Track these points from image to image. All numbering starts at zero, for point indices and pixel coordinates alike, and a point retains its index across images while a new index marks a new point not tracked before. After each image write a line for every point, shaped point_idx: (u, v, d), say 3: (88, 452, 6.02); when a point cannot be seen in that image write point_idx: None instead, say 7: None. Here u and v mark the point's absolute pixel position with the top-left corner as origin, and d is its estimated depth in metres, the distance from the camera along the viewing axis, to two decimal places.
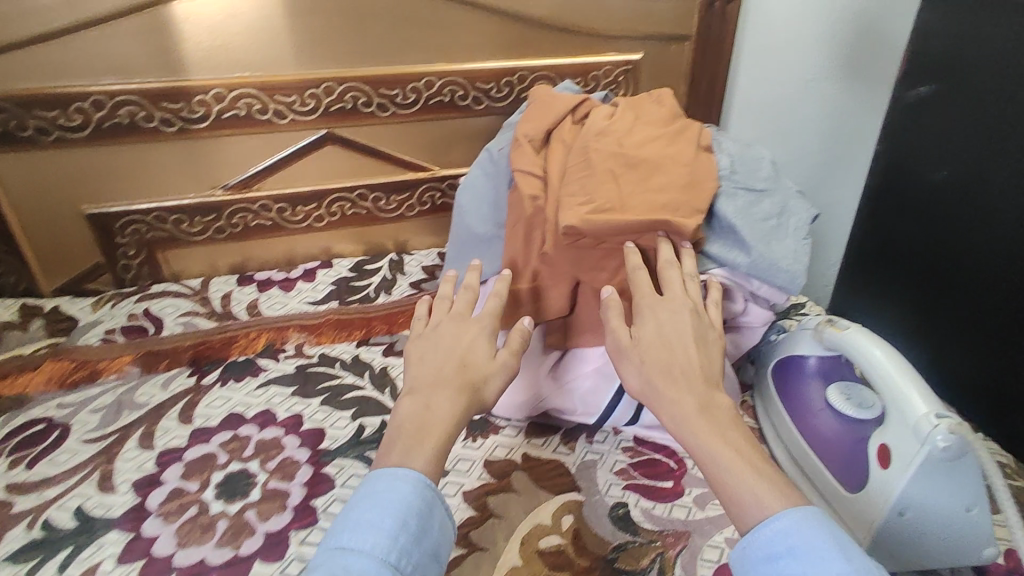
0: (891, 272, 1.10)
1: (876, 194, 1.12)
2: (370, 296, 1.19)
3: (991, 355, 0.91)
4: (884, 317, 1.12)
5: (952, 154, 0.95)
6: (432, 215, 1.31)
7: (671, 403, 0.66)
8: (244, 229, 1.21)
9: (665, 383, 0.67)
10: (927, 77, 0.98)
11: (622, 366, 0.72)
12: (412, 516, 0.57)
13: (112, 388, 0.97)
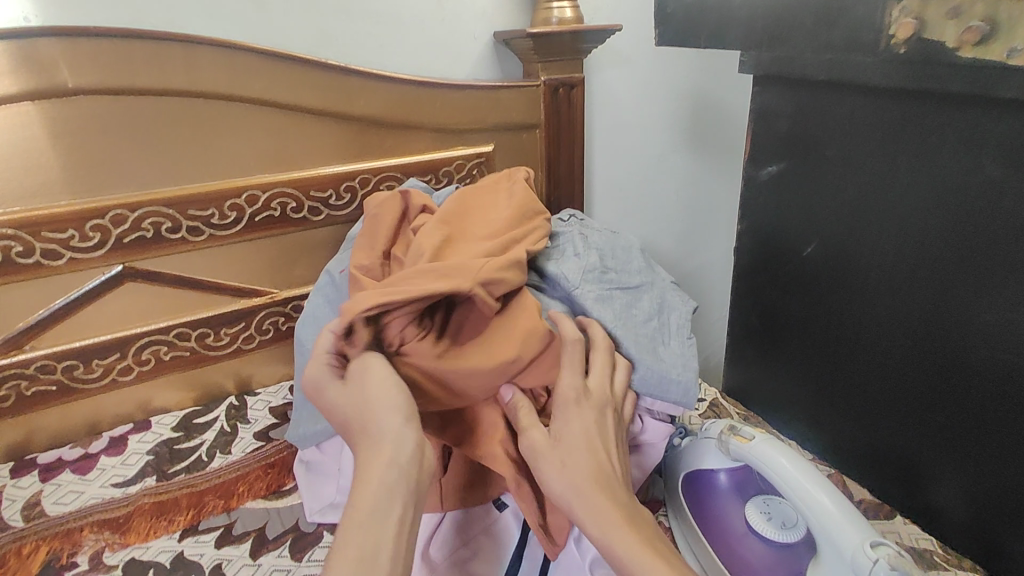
0: (777, 348, 1.09)
1: (748, 271, 1.11)
2: (201, 461, 0.95)
3: (891, 428, 0.90)
4: (787, 391, 1.09)
5: (814, 230, 0.96)
6: (278, 343, 1.11)
7: (590, 511, 0.57)
8: (17, 399, 0.94)
9: (591, 487, 0.58)
10: (774, 156, 1.00)
11: (541, 469, 0.60)
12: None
13: None
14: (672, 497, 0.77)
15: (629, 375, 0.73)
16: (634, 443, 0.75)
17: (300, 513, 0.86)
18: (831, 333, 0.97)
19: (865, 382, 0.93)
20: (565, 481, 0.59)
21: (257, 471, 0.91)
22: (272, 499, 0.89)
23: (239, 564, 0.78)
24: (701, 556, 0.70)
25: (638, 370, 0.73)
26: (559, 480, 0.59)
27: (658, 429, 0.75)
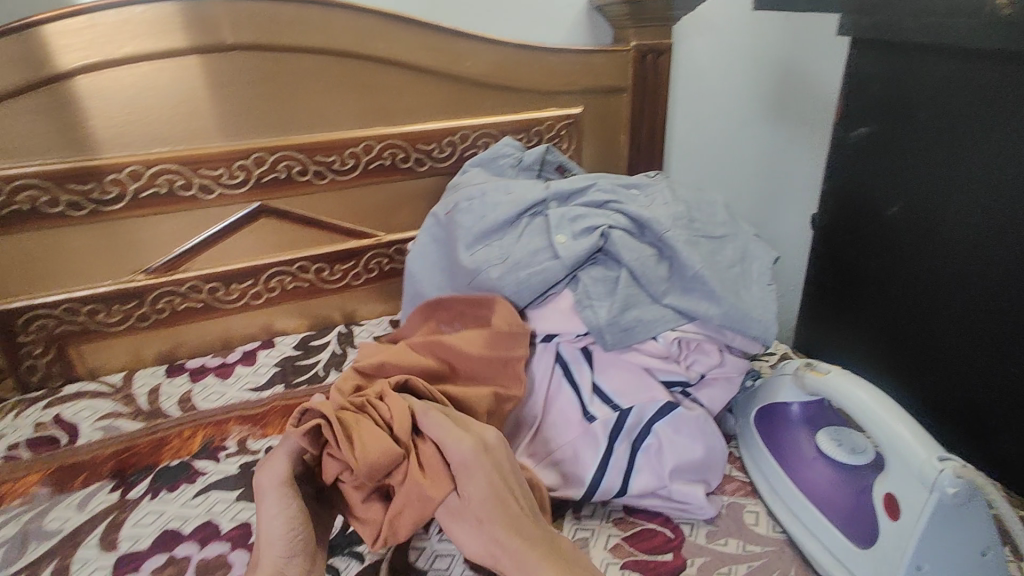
0: (857, 305, 1.13)
1: (834, 231, 1.16)
2: (319, 374, 1.09)
3: (964, 380, 0.93)
4: (865, 347, 1.13)
5: (902, 188, 0.99)
6: (380, 281, 1.24)
7: (507, 554, 0.57)
8: (171, 314, 1.10)
9: (501, 530, 0.59)
10: (867, 117, 1.04)
11: (456, 532, 0.61)
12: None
13: (17, 517, 0.83)
14: (745, 430, 0.85)
15: (713, 310, 0.80)
16: (712, 376, 0.82)
17: None
18: (914, 293, 1.00)
19: (942, 336, 0.96)
20: (474, 534, 0.60)
21: None
22: None
23: None
24: (771, 477, 0.77)
25: (722, 306, 0.80)
26: (473, 527, 0.60)
27: (734, 363, 0.83)
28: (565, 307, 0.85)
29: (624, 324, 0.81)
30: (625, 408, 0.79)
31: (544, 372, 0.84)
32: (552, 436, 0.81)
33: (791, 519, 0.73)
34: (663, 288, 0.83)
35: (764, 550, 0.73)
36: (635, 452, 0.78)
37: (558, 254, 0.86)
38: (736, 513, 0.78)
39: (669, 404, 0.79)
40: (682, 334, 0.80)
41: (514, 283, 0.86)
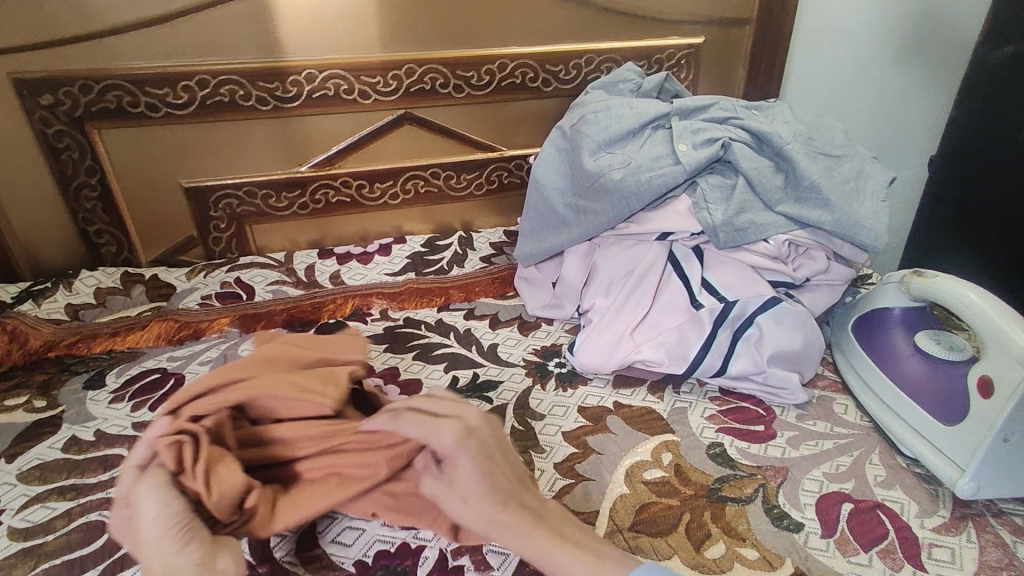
0: (981, 229, 1.16)
1: (965, 156, 1.18)
2: (445, 268, 1.23)
3: None
4: (985, 270, 1.16)
5: None
6: (497, 194, 1.36)
7: (503, 525, 0.60)
8: (325, 205, 1.27)
9: (494, 508, 0.61)
10: (1011, 38, 1.06)
11: (448, 507, 0.63)
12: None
13: (216, 344, 1.02)
14: (840, 335, 0.92)
15: (826, 217, 0.88)
16: (817, 281, 0.92)
17: (520, 310, 1.11)
18: None
19: None
20: (471, 508, 0.62)
21: (486, 279, 1.17)
22: (499, 299, 1.14)
23: (484, 331, 1.05)
24: (863, 371, 0.85)
25: (835, 214, 0.88)
26: (467, 500, 0.63)
27: (839, 271, 0.92)
28: (683, 209, 0.93)
29: (738, 225, 0.89)
30: (730, 300, 0.88)
31: (657, 266, 0.94)
32: (658, 320, 0.91)
33: (881, 407, 0.81)
34: (777, 197, 0.90)
35: (851, 432, 0.81)
36: (736, 338, 0.87)
37: (680, 160, 0.93)
38: (826, 403, 0.86)
39: (773, 299, 0.87)
40: (795, 237, 0.89)
41: (635, 184, 0.93)
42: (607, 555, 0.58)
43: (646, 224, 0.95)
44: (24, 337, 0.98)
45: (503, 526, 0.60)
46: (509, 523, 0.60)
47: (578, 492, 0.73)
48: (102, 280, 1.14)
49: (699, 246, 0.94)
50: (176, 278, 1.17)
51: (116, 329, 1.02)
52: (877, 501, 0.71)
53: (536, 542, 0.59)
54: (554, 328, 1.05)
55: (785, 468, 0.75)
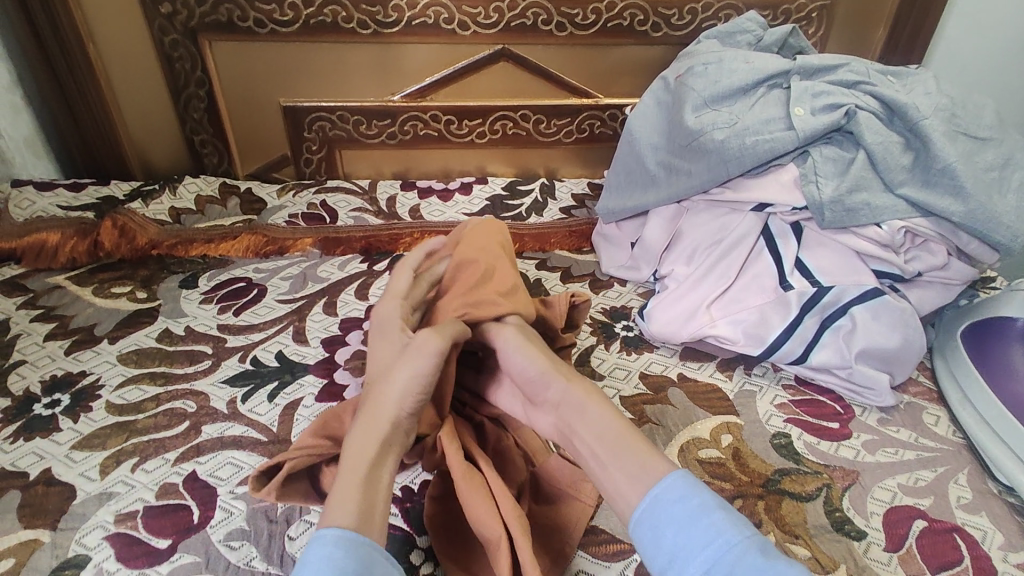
0: None
1: None
2: (523, 215, 1.20)
3: None
4: None
5: None
6: (587, 144, 1.31)
7: (580, 431, 0.60)
8: (413, 137, 1.26)
9: (566, 412, 0.62)
10: None
11: (532, 414, 0.67)
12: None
13: (298, 263, 1.06)
14: (944, 341, 0.84)
15: (956, 207, 0.78)
16: (930, 278, 0.83)
17: (595, 267, 1.08)
18: None
19: None
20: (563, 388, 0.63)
21: (563, 232, 1.14)
22: (574, 254, 1.11)
23: (554, 284, 1.03)
24: (966, 383, 0.77)
25: (967, 204, 0.77)
26: (566, 386, 0.63)
27: (959, 269, 0.82)
28: (788, 180, 0.85)
29: (848, 204, 0.80)
30: (825, 286, 0.81)
31: (748, 239, 0.87)
32: (740, 297, 0.85)
33: (979, 424, 0.73)
34: (901, 178, 0.80)
35: (939, 447, 0.74)
36: (824, 328, 0.80)
37: (793, 125, 0.85)
38: (914, 411, 0.79)
39: (875, 291, 0.79)
40: (913, 225, 0.79)
41: (738, 147, 0.86)
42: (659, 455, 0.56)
43: (744, 192, 0.88)
44: (133, 234, 1.05)
45: (592, 409, 0.60)
46: (600, 409, 0.60)
47: None
48: (202, 188, 1.20)
49: (799, 223, 0.86)
50: (268, 194, 1.21)
51: (210, 237, 1.08)
52: (955, 524, 0.65)
53: (600, 440, 0.58)
54: (626, 291, 1.02)
55: (856, 472, 0.70)
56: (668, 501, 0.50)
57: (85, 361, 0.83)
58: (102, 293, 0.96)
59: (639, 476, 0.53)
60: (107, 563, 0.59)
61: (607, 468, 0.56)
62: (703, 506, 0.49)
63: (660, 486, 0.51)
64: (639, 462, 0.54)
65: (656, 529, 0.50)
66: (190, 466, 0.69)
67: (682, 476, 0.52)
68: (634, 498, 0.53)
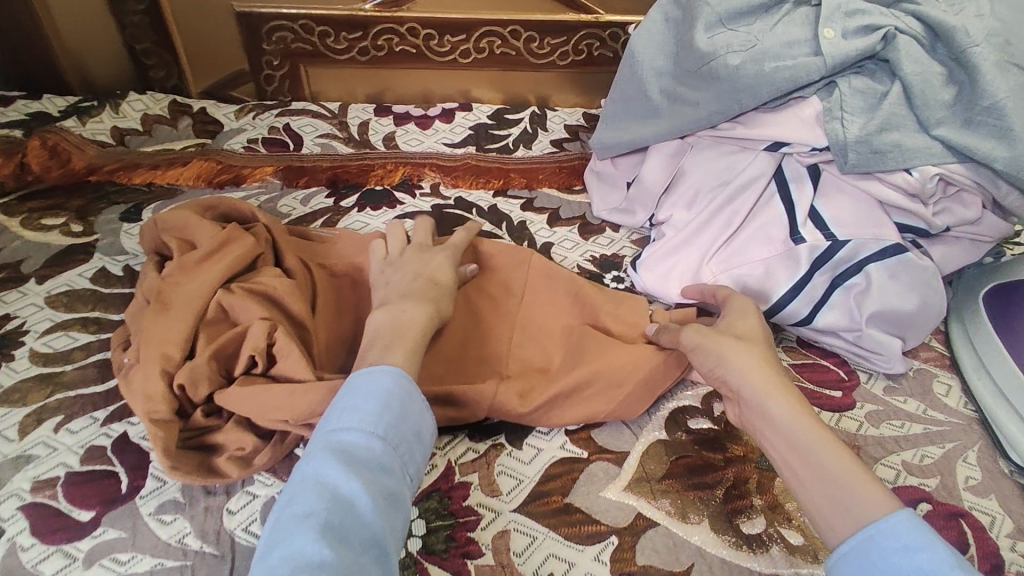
0: None
1: None
2: (509, 148, 1.08)
3: None
4: None
5: None
6: (585, 67, 1.17)
7: (772, 409, 0.52)
8: (388, 53, 1.12)
9: (767, 397, 0.53)
10: None
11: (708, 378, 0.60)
12: (396, 402, 0.48)
13: (255, 195, 0.95)
14: (963, 304, 0.76)
15: (999, 152, 0.67)
16: (957, 232, 0.74)
17: (585, 209, 0.98)
18: None
19: None
20: (742, 367, 0.55)
21: (553, 168, 1.03)
22: (563, 192, 1.00)
23: (540, 228, 0.93)
24: (986, 354, 0.70)
25: (1013, 149, 0.66)
26: (744, 365, 0.55)
27: (991, 223, 0.73)
28: (809, 116, 0.75)
29: (876, 145, 0.70)
30: (841, 240, 0.72)
31: (757, 183, 0.77)
32: (744, 251, 0.76)
33: (997, 398, 0.67)
34: (939, 116, 0.69)
35: (948, 420, 0.68)
36: (835, 287, 0.72)
37: (820, 50, 0.73)
38: (925, 379, 0.72)
39: (896, 247, 0.70)
40: (946, 173, 0.69)
41: (754, 75, 0.75)
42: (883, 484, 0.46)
43: (756, 128, 0.77)
44: (66, 156, 0.94)
45: (772, 402, 0.52)
46: (779, 407, 0.52)
47: (608, 427, 0.64)
48: (148, 105, 1.06)
49: (817, 165, 0.76)
50: (224, 116, 1.08)
51: (156, 163, 0.97)
52: (961, 508, 0.59)
53: (803, 434, 0.50)
54: (619, 237, 0.93)
55: (858, 447, 0.64)
56: (884, 542, 0.42)
57: (9, 303, 0.74)
58: (31, 224, 0.85)
59: (860, 508, 0.44)
60: (22, 536, 0.53)
61: (807, 481, 0.48)
62: (938, 562, 0.39)
63: (878, 527, 0.42)
64: (856, 489, 0.45)
65: (869, 572, 0.41)
66: (121, 426, 0.61)
67: (908, 518, 0.42)
68: (852, 526, 0.44)
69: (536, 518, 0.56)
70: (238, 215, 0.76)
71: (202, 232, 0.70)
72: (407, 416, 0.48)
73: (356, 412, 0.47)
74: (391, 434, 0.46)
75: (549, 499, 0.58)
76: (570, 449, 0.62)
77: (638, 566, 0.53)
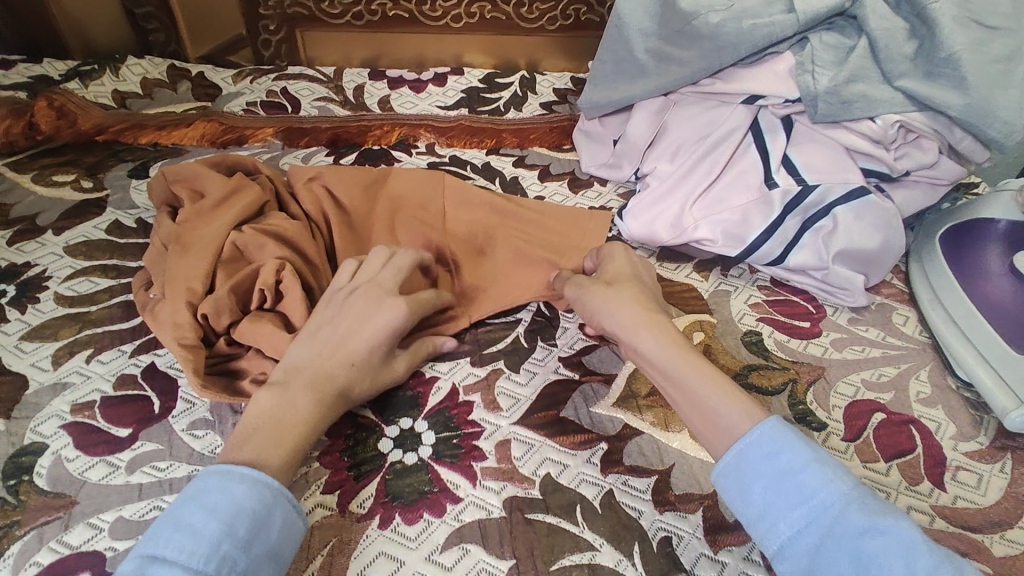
0: None
1: None
2: (501, 110, 1.13)
3: None
4: None
5: None
6: (572, 33, 1.21)
7: (648, 344, 0.61)
8: (382, 18, 1.16)
9: (643, 333, 0.61)
10: None
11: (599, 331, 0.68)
12: (243, 522, 0.46)
13: (257, 154, 0.99)
14: (922, 244, 0.82)
15: (954, 100, 0.73)
16: (917, 177, 0.80)
17: (575, 165, 1.03)
18: None
19: None
20: (622, 315, 0.63)
21: (543, 128, 1.08)
22: (553, 151, 1.05)
23: (531, 183, 0.98)
24: (940, 286, 0.76)
25: (966, 97, 0.72)
26: (620, 312, 0.63)
27: (947, 168, 0.80)
28: (782, 70, 0.81)
29: (844, 95, 0.76)
30: (810, 184, 0.78)
31: (734, 135, 0.83)
32: (722, 198, 0.82)
33: (948, 324, 0.74)
34: (902, 69, 0.75)
35: (903, 345, 0.75)
36: (805, 228, 0.79)
37: (794, 8, 0.78)
38: (885, 311, 0.79)
39: (861, 189, 0.77)
40: (907, 120, 0.75)
41: (734, 32, 0.80)
42: (746, 398, 0.56)
43: (734, 82, 0.83)
44: (73, 117, 0.97)
45: (644, 338, 0.61)
46: (652, 342, 0.60)
47: (597, 353, 0.70)
48: (148, 70, 1.09)
49: (789, 117, 0.82)
50: (222, 80, 1.11)
51: (160, 124, 1.00)
52: (911, 417, 0.67)
53: (670, 359, 0.59)
54: (606, 190, 0.98)
55: (822, 368, 0.71)
56: (754, 454, 0.50)
57: (30, 252, 0.78)
58: (43, 181, 0.89)
59: (730, 421, 0.54)
60: (66, 450, 0.58)
61: (685, 401, 0.58)
62: (797, 462, 0.49)
63: (747, 440, 0.51)
64: (723, 404, 0.55)
65: (744, 481, 0.50)
66: (148, 357, 0.66)
67: (771, 428, 0.51)
68: (725, 438, 0.54)
69: (533, 429, 0.63)
70: (243, 167, 0.80)
71: (209, 182, 0.75)
72: (269, 523, 0.47)
73: (186, 537, 0.44)
74: (231, 561, 0.44)
75: (544, 414, 0.64)
76: (563, 372, 0.68)
77: (625, 466, 0.60)
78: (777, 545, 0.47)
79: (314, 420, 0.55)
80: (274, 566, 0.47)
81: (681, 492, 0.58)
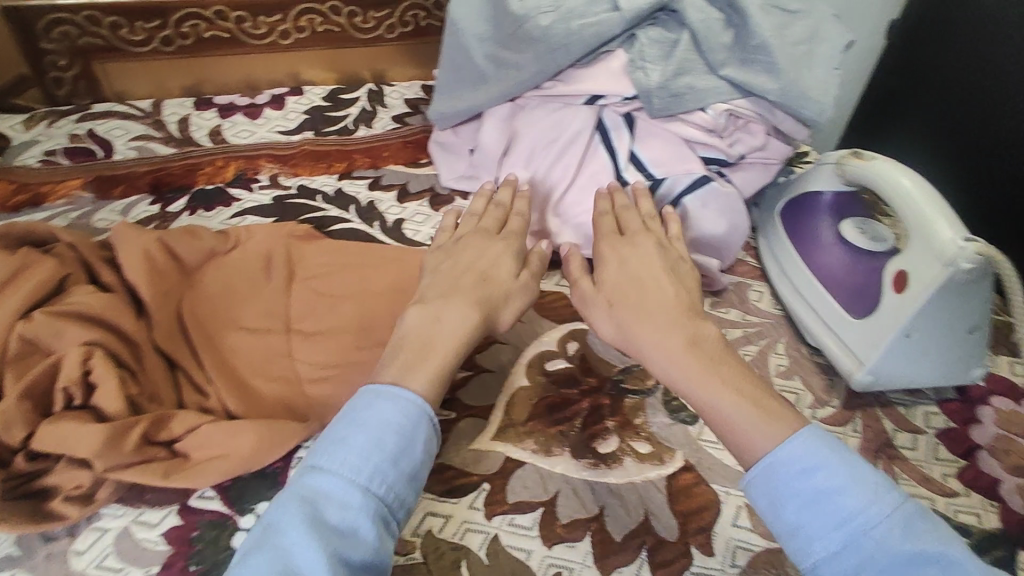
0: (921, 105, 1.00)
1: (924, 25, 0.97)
2: (349, 128, 1.06)
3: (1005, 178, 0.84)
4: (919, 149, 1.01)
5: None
6: (414, 39, 1.15)
7: (645, 339, 0.57)
8: (197, 41, 1.05)
9: (664, 330, 0.56)
10: None
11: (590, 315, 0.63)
12: (391, 435, 0.47)
13: (60, 214, 0.85)
14: (766, 221, 0.86)
15: (770, 85, 0.76)
16: (751, 159, 0.84)
17: (435, 180, 0.98)
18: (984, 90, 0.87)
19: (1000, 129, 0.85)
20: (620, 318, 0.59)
21: (397, 144, 1.03)
22: (410, 167, 1.00)
23: (389, 206, 0.93)
24: (784, 260, 0.80)
25: (779, 81, 0.76)
26: (613, 311, 0.60)
27: (776, 148, 0.84)
28: (616, 68, 0.81)
29: (674, 90, 0.78)
30: (657, 178, 0.79)
31: (581, 136, 0.82)
32: (577, 201, 0.81)
33: (796, 298, 0.78)
34: (722, 58, 0.77)
35: (761, 321, 0.78)
36: None
37: (617, 6, 0.79)
38: (741, 290, 0.83)
39: (703, 178, 0.79)
40: (734, 107, 0.79)
41: (564, 33, 0.80)
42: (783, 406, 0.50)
43: (575, 83, 0.83)
44: None
45: (659, 351, 0.56)
46: (649, 337, 0.57)
47: (473, 384, 0.67)
48: None
49: (630, 114, 0.83)
50: (10, 129, 0.97)
51: None
52: (774, 393, 0.70)
53: (686, 369, 0.54)
54: (469, 203, 0.94)
55: None
56: (794, 469, 0.46)
57: None
58: None
59: (768, 431, 0.48)
60: None
61: (707, 407, 0.52)
62: (837, 478, 0.44)
63: (778, 453, 0.46)
64: (767, 420, 0.49)
65: (775, 497, 0.46)
66: None
67: (809, 441, 0.46)
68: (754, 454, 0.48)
69: None
70: (31, 238, 0.68)
71: None
72: (417, 439, 0.48)
73: (343, 456, 0.46)
74: (375, 484, 0.45)
75: None
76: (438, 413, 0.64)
77: (510, 505, 0.58)
78: (809, 563, 0.44)
79: (450, 365, 0.53)
80: (419, 485, 0.48)
81: (568, 520, 0.57)
